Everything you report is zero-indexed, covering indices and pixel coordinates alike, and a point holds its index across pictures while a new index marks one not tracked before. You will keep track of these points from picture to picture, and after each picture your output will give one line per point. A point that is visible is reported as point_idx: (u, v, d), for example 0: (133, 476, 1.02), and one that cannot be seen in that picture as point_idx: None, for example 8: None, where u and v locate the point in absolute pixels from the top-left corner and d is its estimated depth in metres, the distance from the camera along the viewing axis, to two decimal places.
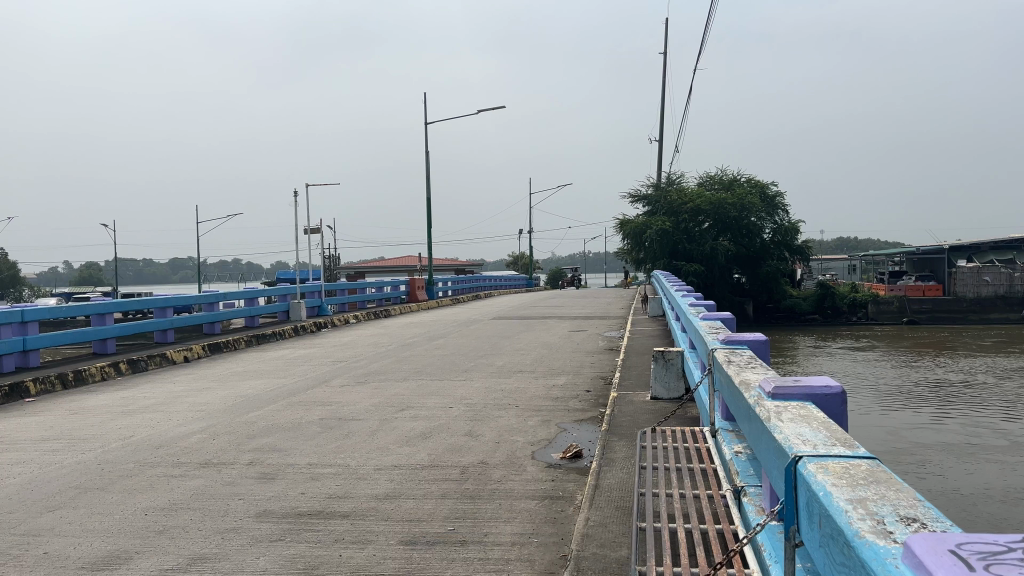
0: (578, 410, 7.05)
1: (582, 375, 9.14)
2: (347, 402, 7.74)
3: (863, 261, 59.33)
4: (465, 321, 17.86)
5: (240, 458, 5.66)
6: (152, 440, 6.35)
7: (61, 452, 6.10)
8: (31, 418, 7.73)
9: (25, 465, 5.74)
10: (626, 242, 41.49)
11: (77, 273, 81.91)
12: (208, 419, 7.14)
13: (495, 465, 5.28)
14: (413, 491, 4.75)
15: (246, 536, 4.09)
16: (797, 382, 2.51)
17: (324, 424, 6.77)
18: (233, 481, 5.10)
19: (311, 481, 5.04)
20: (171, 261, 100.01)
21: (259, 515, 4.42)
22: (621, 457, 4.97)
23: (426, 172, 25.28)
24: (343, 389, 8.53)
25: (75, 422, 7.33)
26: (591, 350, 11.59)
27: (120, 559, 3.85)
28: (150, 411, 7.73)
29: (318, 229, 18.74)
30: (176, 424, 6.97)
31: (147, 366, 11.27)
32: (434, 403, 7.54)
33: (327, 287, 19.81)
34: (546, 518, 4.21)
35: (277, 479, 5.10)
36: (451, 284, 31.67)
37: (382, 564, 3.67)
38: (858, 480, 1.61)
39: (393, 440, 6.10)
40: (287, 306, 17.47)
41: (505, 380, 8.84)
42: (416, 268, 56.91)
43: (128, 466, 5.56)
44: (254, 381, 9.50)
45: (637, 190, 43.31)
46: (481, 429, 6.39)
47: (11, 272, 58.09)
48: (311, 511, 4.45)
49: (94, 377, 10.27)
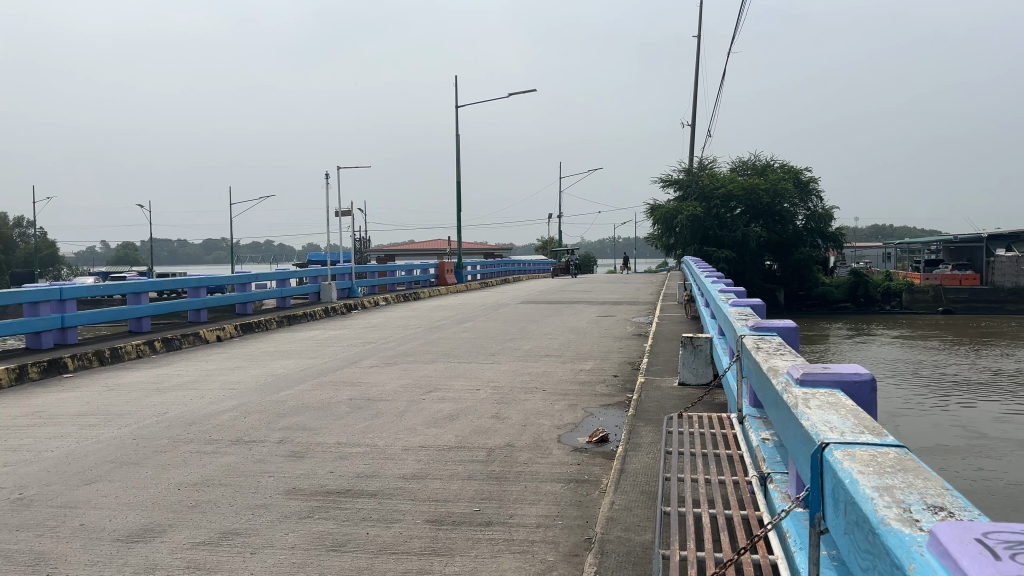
0: (604, 394, 7.05)
1: (609, 360, 9.13)
2: (376, 382, 7.83)
3: (898, 249, 58.36)
4: (495, 305, 17.88)
5: (271, 436, 5.75)
6: (185, 417, 6.47)
7: (98, 427, 6.25)
8: (69, 393, 7.92)
9: (64, 439, 5.89)
10: (656, 227, 41.27)
11: (116, 251, 83.70)
12: (240, 397, 7.26)
13: (522, 448, 5.30)
14: (440, 472, 4.80)
15: (276, 512, 4.17)
16: (826, 369, 2.49)
17: (353, 404, 6.84)
18: (264, 458, 5.19)
19: (340, 459, 5.11)
20: (206, 243, 101.76)
21: (288, 492, 4.50)
22: (647, 442, 4.97)
23: (457, 156, 25.36)
24: (372, 370, 8.61)
25: (112, 398, 7.50)
26: (619, 336, 11.57)
27: (154, 532, 3.94)
28: (184, 388, 7.89)
29: (349, 211, 18.88)
30: (209, 402, 7.10)
31: (181, 344, 11.47)
32: (462, 385, 7.60)
33: (358, 268, 19.99)
34: (571, 501, 4.23)
35: (307, 458, 5.17)
36: (480, 267, 31.74)
37: (409, 543, 3.71)
38: (885, 468, 1.60)
39: (421, 421, 6.15)
40: (318, 287, 17.65)
41: (533, 364, 8.86)
42: (446, 251, 57.11)
43: (162, 442, 5.68)
44: (284, 361, 9.62)
45: (669, 174, 42.92)
46: (508, 411, 6.43)
47: (51, 250, 59.46)
48: (338, 489, 4.51)
49: (129, 355, 10.47)
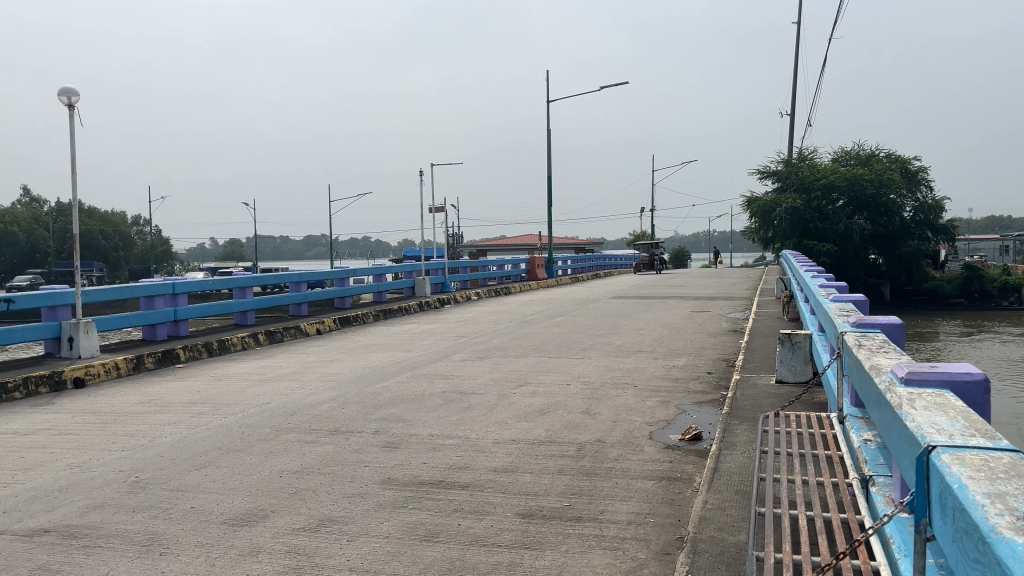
0: (697, 391, 6.93)
1: (703, 356, 8.95)
2: (468, 376, 7.93)
3: (1017, 241, 54.87)
4: (586, 299, 17.80)
5: (367, 426, 5.92)
6: (287, 407, 6.73)
7: (207, 415, 6.58)
8: (181, 382, 8.36)
9: (176, 426, 6.23)
10: (753, 221, 40.19)
11: (224, 248, 87.67)
12: (338, 388, 7.50)
13: (612, 444, 5.27)
14: (531, 466, 4.82)
15: (372, 501, 4.28)
16: (933, 368, 2.36)
17: (445, 397, 6.95)
18: (360, 448, 5.34)
19: (432, 451, 5.21)
20: (306, 239, 105.41)
21: (383, 482, 4.61)
22: (742, 441, 4.85)
23: (549, 151, 25.38)
24: (464, 364, 8.73)
25: (220, 387, 7.87)
26: (713, 332, 11.33)
27: (257, 516, 4.12)
28: (285, 379, 8.20)
29: (442, 207, 19.18)
30: (308, 392, 7.36)
31: (283, 337, 11.93)
32: (552, 380, 7.61)
33: (451, 264, 20.29)
34: (663, 498, 4.17)
35: (402, 449, 5.29)
36: (571, 262, 31.69)
37: (499, 535, 3.75)
38: (998, 474, 1.51)
39: (512, 415, 6.20)
40: (412, 282, 18.01)
41: (624, 360, 8.78)
42: (537, 246, 57.24)
43: (265, 430, 5.93)
44: (380, 353, 9.87)
45: (766, 166, 41.65)
46: (599, 407, 6.40)
47: (164, 247, 62.82)
48: (432, 480, 4.59)
49: (236, 346, 10.97)
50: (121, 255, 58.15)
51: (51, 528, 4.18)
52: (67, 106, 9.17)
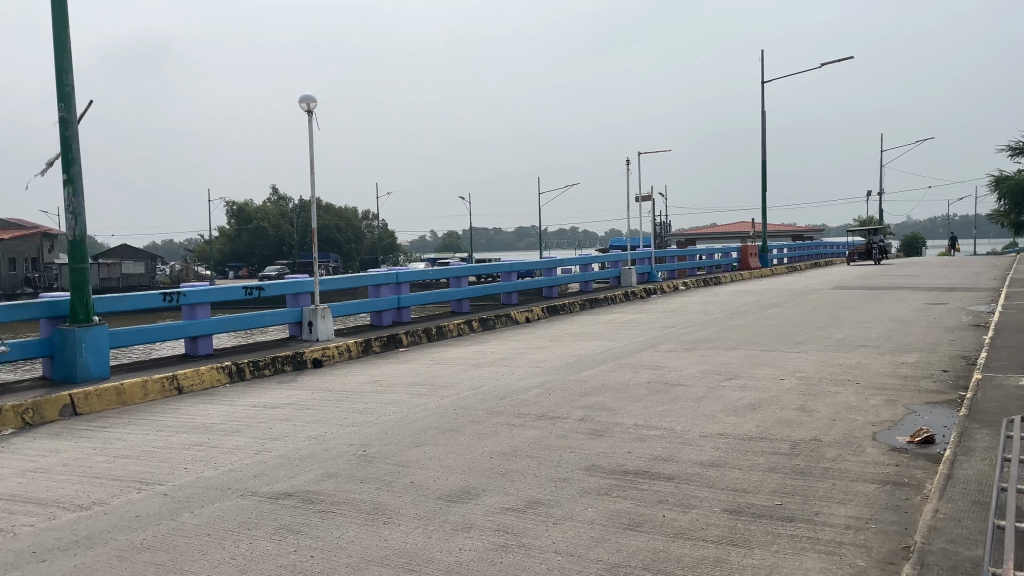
0: (930, 391, 6.33)
1: (937, 353, 8.16)
2: (675, 367, 7.81)
3: None
4: (803, 290, 16.83)
5: (573, 414, 6.02)
6: (498, 391, 7.01)
7: (426, 396, 7.02)
8: (403, 365, 8.98)
9: (398, 405, 6.70)
10: (1002, 203, 35.91)
11: (442, 240, 92.61)
12: (545, 375, 7.69)
13: (830, 443, 4.96)
14: (740, 461, 4.66)
15: (577, 487, 4.36)
16: None
17: (651, 387, 6.90)
18: (567, 434, 5.44)
19: (638, 441, 5.20)
20: (518, 231, 108.64)
21: (589, 468, 4.67)
22: (984, 447, 4.37)
23: (764, 134, 24.25)
24: (671, 354, 8.61)
25: (437, 371, 8.36)
26: (951, 326, 10.29)
27: (470, 494, 4.34)
28: (496, 364, 8.54)
29: (650, 196, 18.97)
30: (518, 378, 7.62)
31: (495, 324, 12.43)
32: (764, 374, 7.30)
33: (658, 253, 20.04)
34: (887, 504, 3.87)
35: (607, 437, 5.33)
36: (788, 250, 30.10)
37: (706, 530, 3.67)
38: None
39: (720, 408, 6.02)
40: (619, 271, 18.01)
41: (845, 354, 8.22)
42: (751, 235, 54.95)
43: (478, 413, 6.21)
44: (587, 342, 9.98)
45: (1020, 140, 36.98)
46: (816, 403, 6.05)
47: (389, 239, 67.53)
48: (637, 470, 4.59)
49: (452, 332, 11.58)
50: (352, 247, 63.27)
51: (293, 493, 4.67)
52: (306, 112, 10.13)
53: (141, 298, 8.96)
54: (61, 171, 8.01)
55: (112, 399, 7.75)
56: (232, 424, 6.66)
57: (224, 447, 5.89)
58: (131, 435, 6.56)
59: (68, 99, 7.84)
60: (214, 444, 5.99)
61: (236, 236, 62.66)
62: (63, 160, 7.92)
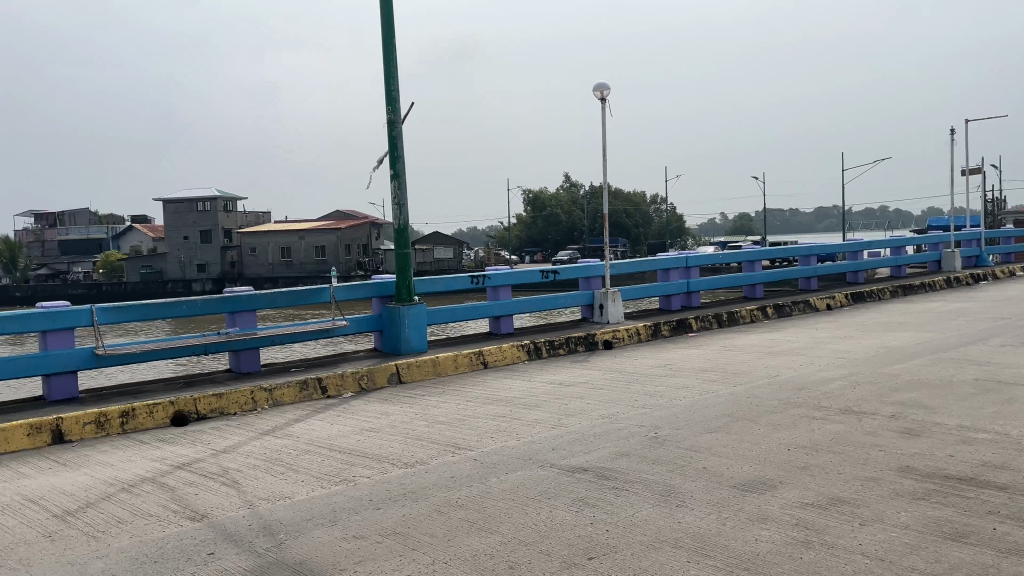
0: None
1: None
2: (1009, 364, 6.86)
3: None
4: None
5: (882, 409, 5.55)
6: (795, 381, 6.69)
7: (717, 382, 6.90)
8: (694, 350, 8.91)
9: (689, 390, 6.67)
10: None
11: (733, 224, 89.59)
12: (849, 367, 7.17)
13: None
14: None
15: (887, 488, 4.03)
16: None
17: (978, 385, 6.13)
18: (875, 431, 5.04)
19: (961, 444, 4.66)
20: (817, 212, 101.68)
21: (901, 470, 4.29)
22: None
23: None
24: (1005, 349, 7.56)
25: (730, 357, 8.17)
26: None
27: (766, 485, 4.21)
28: (794, 353, 8.14)
29: (979, 169, 16.72)
30: (817, 368, 7.20)
31: (791, 311, 11.84)
32: None
33: (989, 234, 17.62)
34: None
35: (923, 437, 4.85)
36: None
37: None
38: None
39: None
40: (938, 255, 16.15)
41: None
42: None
43: (773, 402, 5.98)
44: (898, 333, 9.12)
45: None
46: None
47: (679, 223, 66.82)
48: (960, 476, 4.13)
49: (744, 319, 11.24)
50: (641, 232, 63.57)
51: (588, 468, 4.88)
52: (600, 99, 10.40)
53: (453, 280, 9.86)
54: (389, 167, 9.02)
55: (429, 369, 8.66)
56: (531, 399, 7.09)
57: (524, 420, 6.31)
58: (445, 404, 7.27)
59: (394, 103, 8.84)
60: (516, 417, 6.43)
61: (531, 223, 66.02)
62: (391, 157, 8.94)
